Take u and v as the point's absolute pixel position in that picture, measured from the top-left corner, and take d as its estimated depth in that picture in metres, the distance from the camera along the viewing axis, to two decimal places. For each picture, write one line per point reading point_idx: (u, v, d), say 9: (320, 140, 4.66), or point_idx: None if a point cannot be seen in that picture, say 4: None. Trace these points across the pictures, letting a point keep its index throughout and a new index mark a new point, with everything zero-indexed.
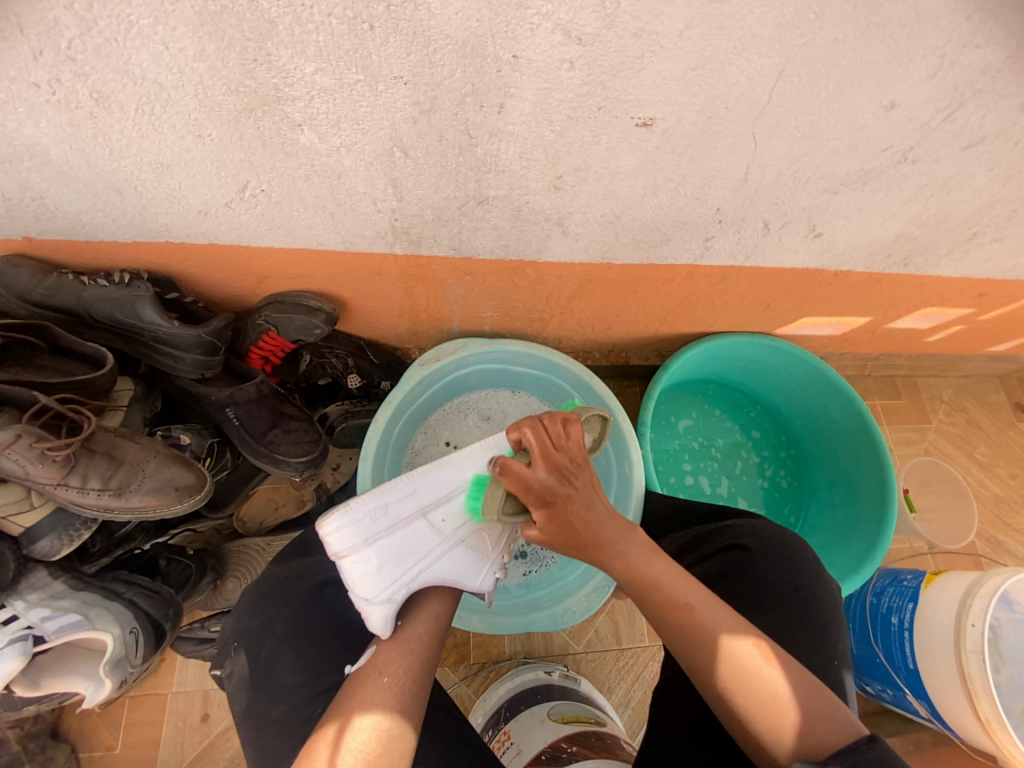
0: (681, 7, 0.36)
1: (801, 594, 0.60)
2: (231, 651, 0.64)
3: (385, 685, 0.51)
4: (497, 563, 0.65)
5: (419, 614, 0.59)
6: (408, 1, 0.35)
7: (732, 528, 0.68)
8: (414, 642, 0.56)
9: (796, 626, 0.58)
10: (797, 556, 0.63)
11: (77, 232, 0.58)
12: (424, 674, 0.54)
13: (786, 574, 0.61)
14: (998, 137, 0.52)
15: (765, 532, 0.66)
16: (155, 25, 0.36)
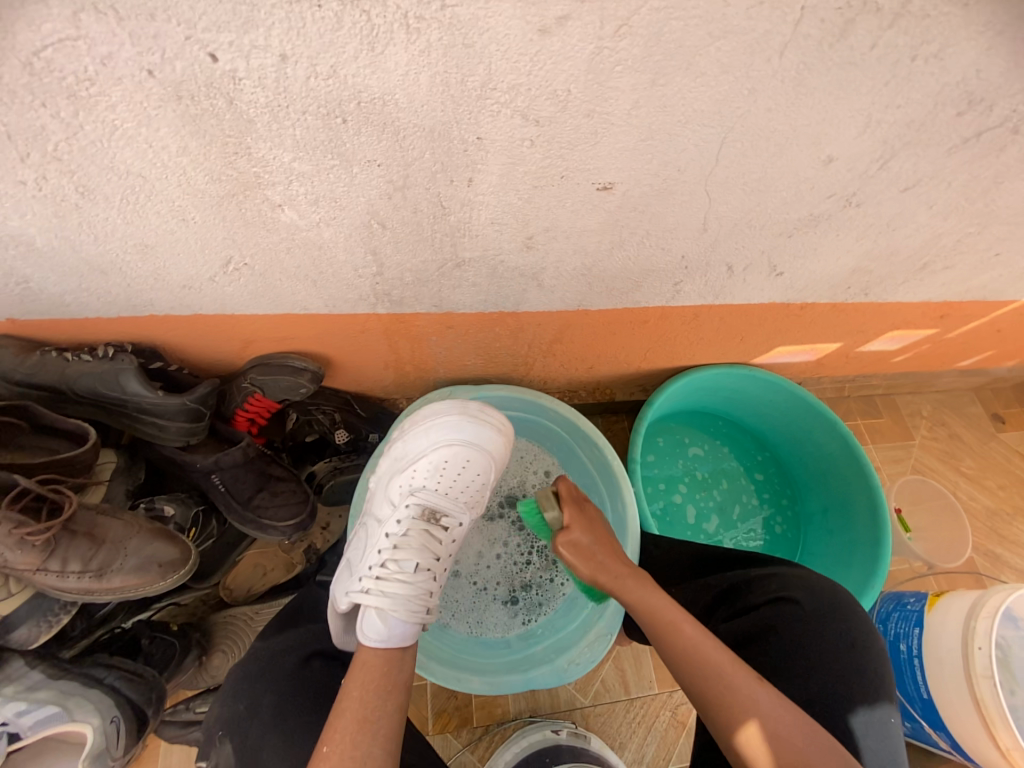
0: (626, 90, 0.40)
1: (858, 651, 0.55)
2: (214, 743, 0.60)
3: (325, 754, 0.49)
4: (361, 588, 0.64)
5: (355, 675, 0.56)
6: (377, 98, 0.38)
7: (776, 579, 0.62)
8: (351, 703, 0.53)
9: (852, 680, 0.53)
10: (850, 611, 0.58)
11: (61, 311, 0.59)
12: (367, 738, 0.51)
13: (840, 632, 0.56)
14: (931, 181, 0.56)
15: (818, 586, 0.60)
16: (140, 128, 0.39)
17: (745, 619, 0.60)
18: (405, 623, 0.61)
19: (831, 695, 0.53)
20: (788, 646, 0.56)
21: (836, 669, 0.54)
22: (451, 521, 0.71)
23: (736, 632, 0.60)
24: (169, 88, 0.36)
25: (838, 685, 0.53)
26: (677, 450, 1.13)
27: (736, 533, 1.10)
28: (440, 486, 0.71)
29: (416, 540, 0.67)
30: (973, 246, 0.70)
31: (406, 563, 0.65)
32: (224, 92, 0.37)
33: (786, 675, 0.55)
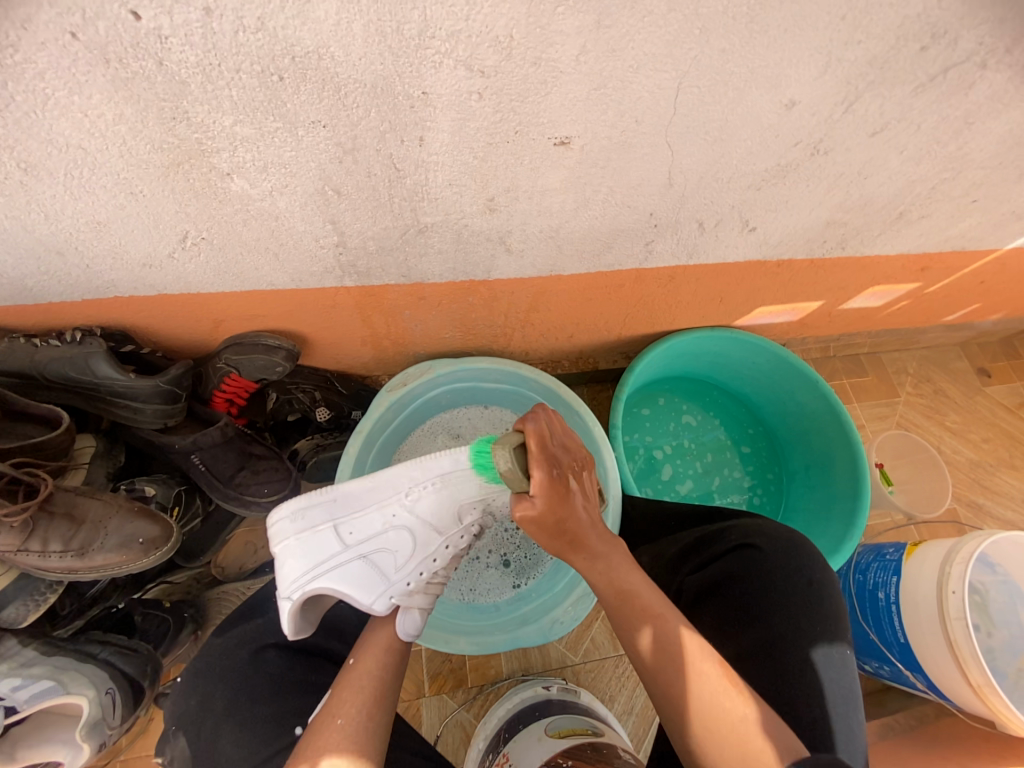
0: (572, 34, 0.39)
1: (816, 588, 0.57)
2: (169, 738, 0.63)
3: (339, 728, 0.51)
4: (407, 599, 0.65)
5: (365, 658, 0.59)
6: (312, 52, 0.37)
7: (737, 530, 0.63)
8: (364, 680, 0.56)
9: (810, 617, 0.55)
10: (802, 548, 0.60)
11: (22, 296, 0.58)
12: (380, 709, 0.54)
13: (798, 570, 0.58)
14: (899, 123, 0.55)
15: (771, 529, 0.61)
16: (70, 95, 0.38)
17: (710, 570, 0.61)
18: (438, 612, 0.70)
19: (789, 633, 0.55)
20: (750, 592, 0.58)
21: (794, 609, 0.56)
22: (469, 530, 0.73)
23: (702, 583, 0.61)
24: (94, 51, 0.35)
25: (802, 623, 0.55)
26: (670, 414, 1.14)
27: (722, 493, 1.12)
28: (482, 511, 0.68)
29: (457, 552, 0.69)
30: (949, 192, 0.69)
31: (444, 570, 0.70)
32: (152, 53, 0.36)
33: (749, 621, 0.57)
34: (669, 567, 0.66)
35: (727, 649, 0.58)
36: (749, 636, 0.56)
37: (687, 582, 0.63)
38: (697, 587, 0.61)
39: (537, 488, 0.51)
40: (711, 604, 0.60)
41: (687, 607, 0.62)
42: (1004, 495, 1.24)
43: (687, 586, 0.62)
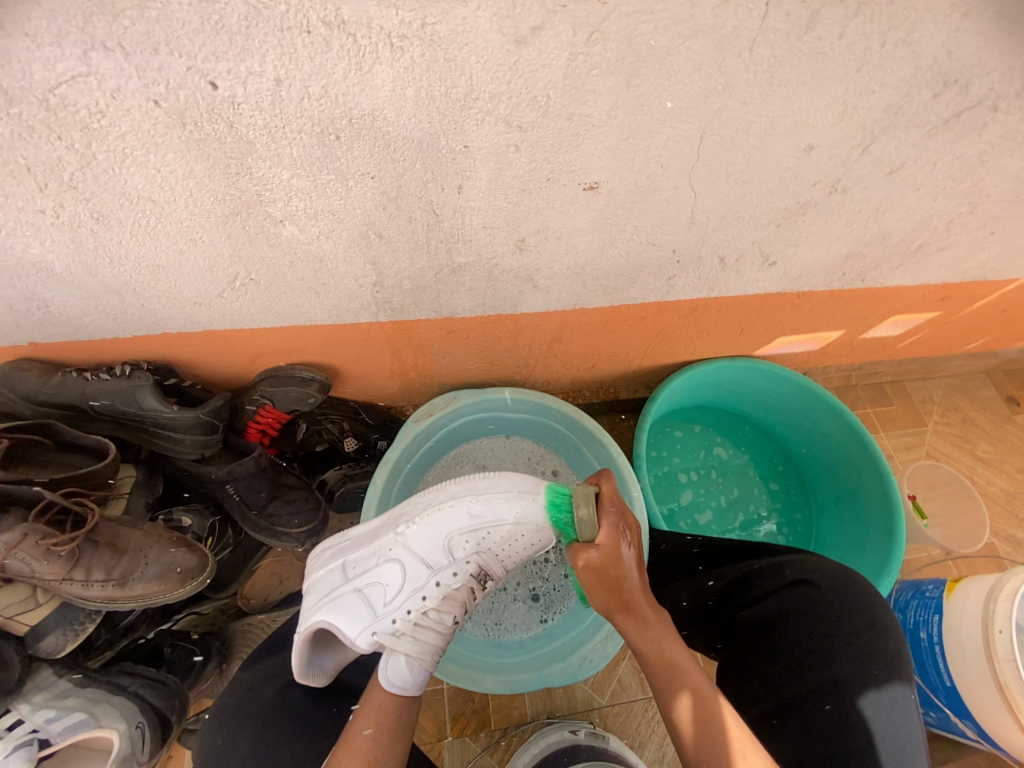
0: (604, 92, 0.42)
1: (879, 630, 0.55)
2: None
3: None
4: (392, 630, 0.62)
5: (366, 713, 0.58)
6: (367, 113, 0.40)
7: (792, 564, 0.62)
8: (362, 739, 0.55)
9: (871, 661, 0.53)
10: (861, 587, 0.58)
11: (80, 333, 0.62)
12: None
13: (861, 610, 0.56)
14: (915, 163, 0.57)
15: (828, 567, 0.60)
16: (148, 154, 0.42)
17: (763, 605, 0.60)
18: (426, 670, 0.63)
19: (847, 677, 0.52)
20: (808, 628, 0.55)
21: (854, 651, 0.53)
22: (494, 583, 0.68)
23: (755, 617, 0.60)
24: (174, 116, 0.39)
25: (867, 665, 0.53)
26: (701, 443, 1.14)
27: (748, 525, 1.10)
28: (503, 554, 0.64)
29: (463, 597, 0.65)
30: (967, 225, 0.70)
31: (444, 616, 0.64)
32: (224, 117, 0.39)
33: (806, 661, 0.54)
34: (720, 599, 0.66)
35: (782, 691, 0.54)
36: (806, 678, 0.54)
37: (740, 617, 0.61)
38: (752, 623, 0.59)
39: (604, 535, 0.54)
40: (764, 641, 0.58)
41: (739, 642, 0.60)
42: None
43: (740, 621, 0.61)
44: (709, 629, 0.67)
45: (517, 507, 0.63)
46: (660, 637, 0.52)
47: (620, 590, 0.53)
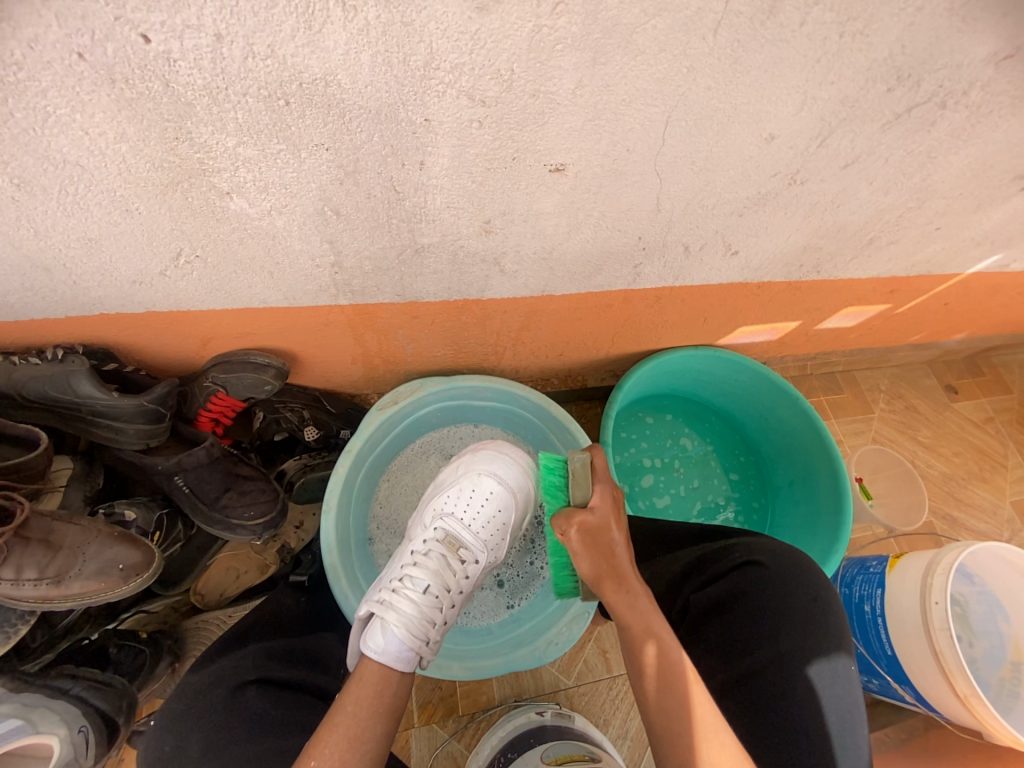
0: (569, 69, 0.41)
1: (822, 606, 0.57)
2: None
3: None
4: (375, 599, 0.65)
5: (349, 691, 0.55)
6: (319, 78, 0.38)
7: (741, 548, 0.64)
8: (337, 719, 0.52)
9: (814, 633, 0.55)
10: (805, 566, 0.61)
11: (3, 313, 0.57)
12: (354, 756, 0.50)
13: (804, 587, 0.58)
14: (868, 156, 0.59)
15: (775, 549, 0.62)
16: (73, 114, 0.38)
17: (714, 589, 0.61)
18: (403, 645, 0.60)
19: (793, 650, 0.54)
20: (755, 607, 0.58)
21: (798, 625, 0.55)
22: (470, 555, 0.71)
23: (705, 600, 0.61)
24: (102, 71, 0.35)
25: (810, 638, 0.55)
26: (668, 431, 1.17)
27: (708, 509, 1.13)
28: (465, 517, 0.73)
29: (435, 563, 0.68)
30: (914, 220, 0.74)
31: (420, 582, 0.66)
32: (160, 75, 0.36)
33: (755, 639, 0.56)
34: (674, 585, 0.67)
35: (736, 668, 0.56)
36: (755, 655, 0.56)
37: (693, 600, 0.63)
38: (703, 606, 0.61)
39: (597, 499, 0.59)
40: (717, 622, 0.59)
41: (691, 625, 0.62)
42: (975, 507, 1.29)
43: (693, 603, 0.63)
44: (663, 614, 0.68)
45: (477, 480, 0.77)
46: (649, 611, 0.54)
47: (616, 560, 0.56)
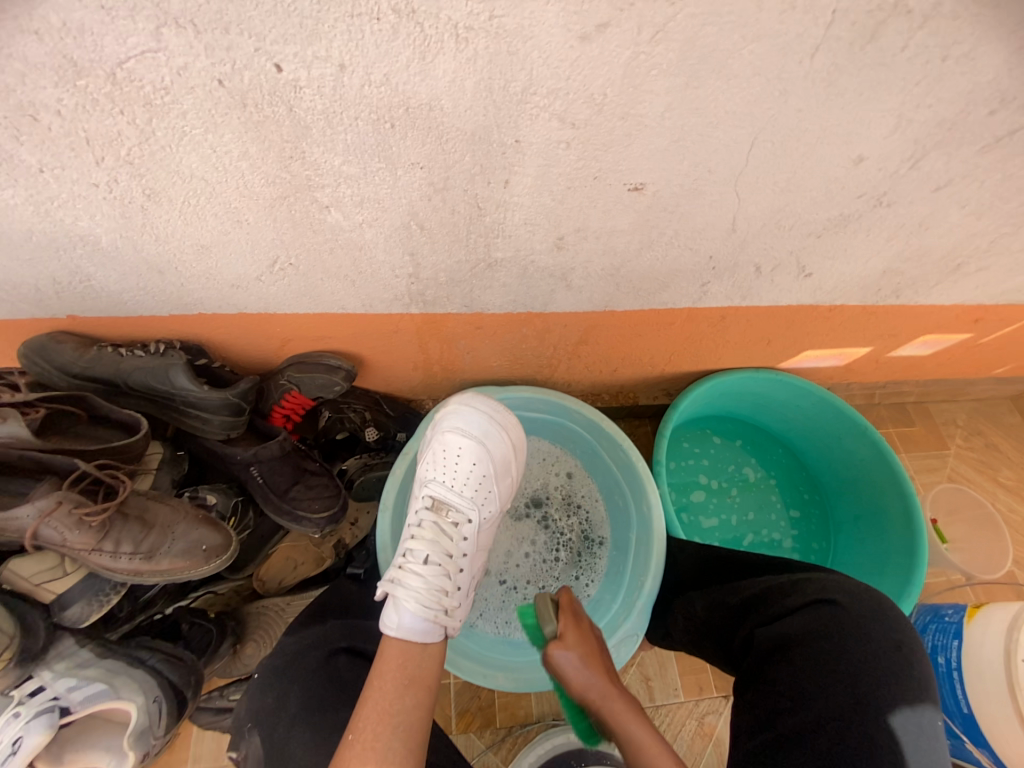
0: (660, 93, 0.42)
1: (905, 653, 0.53)
2: (246, 734, 0.61)
3: (349, 743, 0.50)
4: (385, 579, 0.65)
5: (385, 670, 0.57)
6: (424, 103, 0.41)
7: (813, 582, 0.61)
8: (374, 692, 0.54)
9: (897, 677, 0.52)
10: (886, 608, 0.57)
11: (119, 309, 0.63)
12: (388, 729, 0.51)
13: (885, 630, 0.55)
14: (964, 179, 0.56)
15: (850, 586, 0.59)
16: (205, 133, 0.42)
17: (784, 624, 0.59)
18: (418, 617, 0.61)
19: (874, 696, 0.51)
20: (831, 646, 0.54)
21: (880, 669, 0.52)
22: (465, 518, 0.72)
23: (776, 634, 0.59)
24: (236, 96, 0.39)
25: (891, 685, 0.51)
26: (725, 454, 1.13)
27: (764, 540, 1.08)
28: (452, 483, 0.73)
29: (432, 532, 0.69)
30: (1010, 246, 0.69)
31: (422, 555, 0.67)
32: (285, 100, 0.40)
33: (827, 681, 0.53)
34: (737, 615, 0.65)
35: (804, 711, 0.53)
36: (828, 698, 0.52)
37: (760, 634, 0.60)
38: (771, 642, 0.59)
39: None
40: (785, 660, 0.56)
41: (759, 661, 0.59)
42: None
43: (760, 638, 0.60)
44: (727, 646, 0.65)
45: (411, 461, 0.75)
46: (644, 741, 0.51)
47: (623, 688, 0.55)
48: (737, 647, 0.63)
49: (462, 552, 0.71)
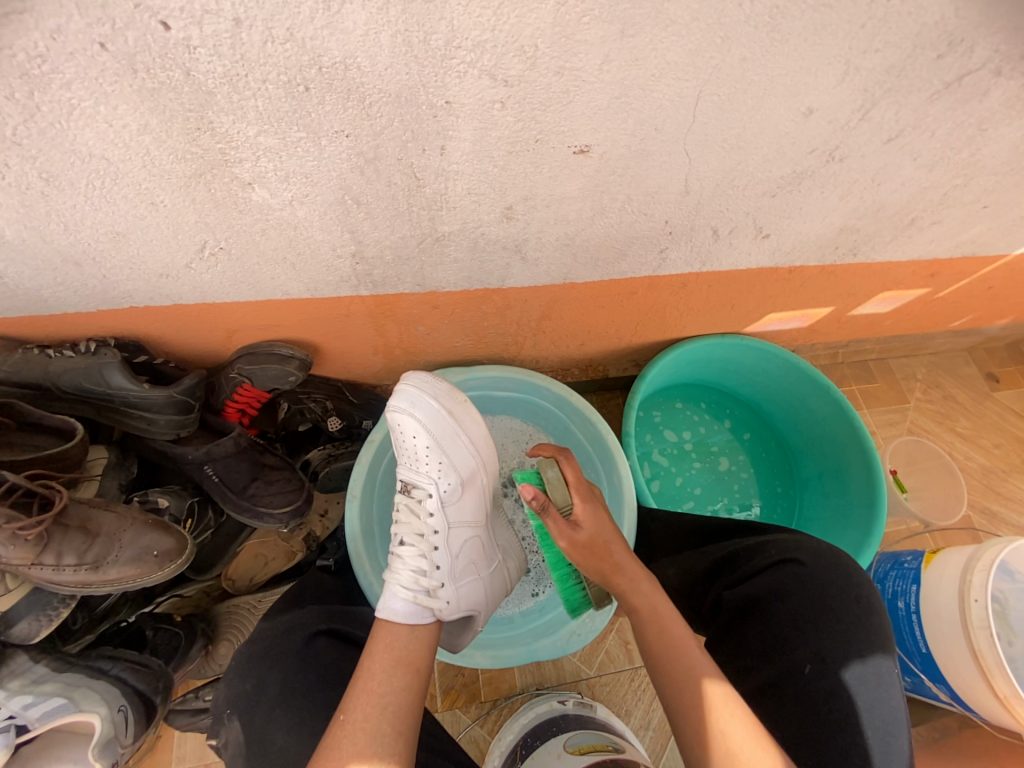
0: (596, 44, 0.39)
1: (864, 605, 0.57)
2: (224, 720, 0.61)
3: (339, 722, 0.49)
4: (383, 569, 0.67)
5: (380, 650, 0.56)
6: (339, 62, 0.37)
7: (776, 544, 0.63)
8: (370, 674, 0.53)
9: (851, 633, 0.55)
10: (845, 563, 0.60)
11: (38, 307, 0.58)
12: (381, 713, 0.50)
13: (845, 587, 0.58)
14: (913, 130, 0.55)
15: (813, 545, 0.62)
16: (97, 106, 0.38)
17: (751, 586, 0.61)
18: (401, 596, 0.61)
19: (833, 651, 0.55)
20: (796, 610, 0.57)
21: (838, 625, 0.56)
22: (440, 495, 0.70)
23: (743, 598, 0.61)
24: (123, 61, 0.35)
25: (852, 637, 0.55)
26: (691, 421, 1.14)
27: (730, 505, 1.10)
28: (414, 469, 0.71)
29: (403, 517, 0.70)
30: (961, 198, 0.69)
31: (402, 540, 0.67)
32: (181, 63, 0.36)
33: (795, 638, 0.56)
34: (704, 580, 0.68)
35: (777, 666, 0.57)
36: (794, 655, 0.56)
37: (727, 597, 0.63)
38: (738, 604, 0.61)
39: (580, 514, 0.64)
40: (754, 621, 0.60)
41: (726, 622, 0.62)
42: (1017, 501, 1.23)
43: (727, 602, 0.63)
44: (697, 609, 0.69)
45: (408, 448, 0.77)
46: (652, 592, 0.58)
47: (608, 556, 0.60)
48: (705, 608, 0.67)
49: (435, 529, 0.68)
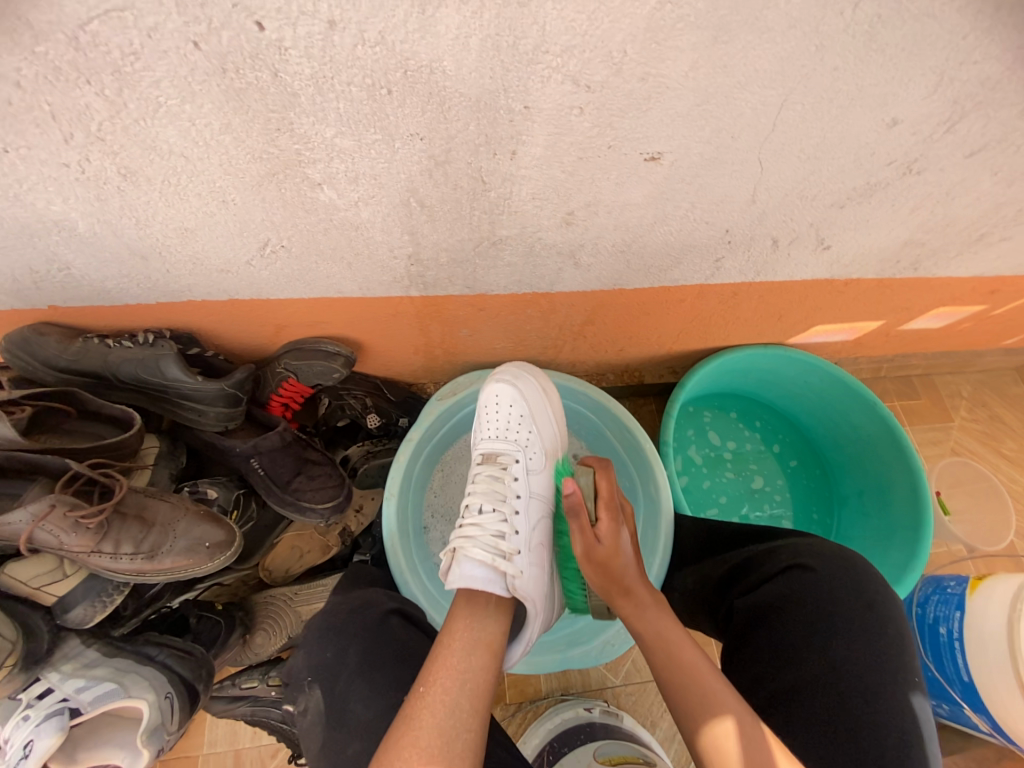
0: (686, 50, 0.38)
1: (877, 612, 0.54)
2: (305, 688, 0.63)
3: (420, 693, 0.48)
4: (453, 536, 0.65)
5: (452, 630, 0.54)
6: (425, 65, 0.36)
7: (787, 549, 0.61)
8: (449, 656, 0.51)
9: (869, 642, 0.52)
10: (857, 567, 0.58)
11: (102, 297, 0.59)
12: (461, 691, 0.48)
13: (856, 592, 0.55)
14: (999, 144, 0.52)
15: (824, 550, 0.60)
16: (183, 104, 0.38)
17: (761, 592, 0.59)
18: (480, 561, 0.59)
19: (847, 659, 0.52)
20: (807, 616, 0.55)
21: (847, 631, 0.53)
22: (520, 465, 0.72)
23: (753, 604, 0.59)
24: (214, 61, 0.35)
25: (869, 646, 0.52)
26: (726, 431, 1.12)
27: (765, 518, 1.08)
28: (499, 436, 0.75)
29: (484, 483, 0.70)
30: None
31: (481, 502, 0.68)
32: (269, 64, 0.36)
33: (806, 645, 0.54)
34: (720, 588, 0.66)
35: (786, 677, 0.53)
36: (805, 664, 0.53)
37: (737, 606, 0.61)
38: (748, 612, 0.59)
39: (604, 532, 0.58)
40: (763, 628, 0.57)
41: (737, 631, 0.59)
42: None
43: (737, 609, 0.60)
44: (714, 616, 0.66)
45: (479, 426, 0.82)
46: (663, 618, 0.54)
47: (620, 580, 0.57)
48: (718, 620, 0.64)
49: (516, 495, 0.69)
